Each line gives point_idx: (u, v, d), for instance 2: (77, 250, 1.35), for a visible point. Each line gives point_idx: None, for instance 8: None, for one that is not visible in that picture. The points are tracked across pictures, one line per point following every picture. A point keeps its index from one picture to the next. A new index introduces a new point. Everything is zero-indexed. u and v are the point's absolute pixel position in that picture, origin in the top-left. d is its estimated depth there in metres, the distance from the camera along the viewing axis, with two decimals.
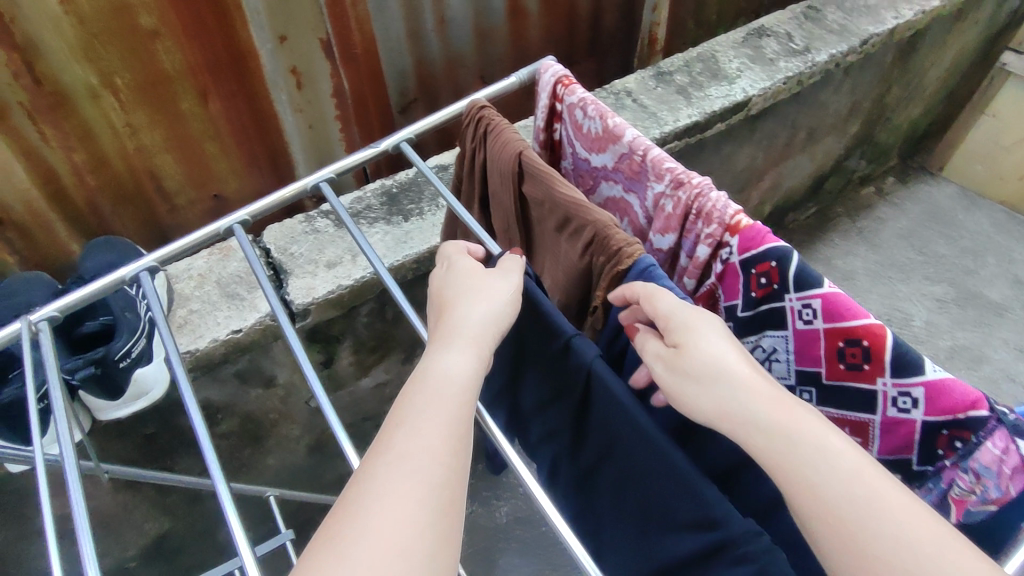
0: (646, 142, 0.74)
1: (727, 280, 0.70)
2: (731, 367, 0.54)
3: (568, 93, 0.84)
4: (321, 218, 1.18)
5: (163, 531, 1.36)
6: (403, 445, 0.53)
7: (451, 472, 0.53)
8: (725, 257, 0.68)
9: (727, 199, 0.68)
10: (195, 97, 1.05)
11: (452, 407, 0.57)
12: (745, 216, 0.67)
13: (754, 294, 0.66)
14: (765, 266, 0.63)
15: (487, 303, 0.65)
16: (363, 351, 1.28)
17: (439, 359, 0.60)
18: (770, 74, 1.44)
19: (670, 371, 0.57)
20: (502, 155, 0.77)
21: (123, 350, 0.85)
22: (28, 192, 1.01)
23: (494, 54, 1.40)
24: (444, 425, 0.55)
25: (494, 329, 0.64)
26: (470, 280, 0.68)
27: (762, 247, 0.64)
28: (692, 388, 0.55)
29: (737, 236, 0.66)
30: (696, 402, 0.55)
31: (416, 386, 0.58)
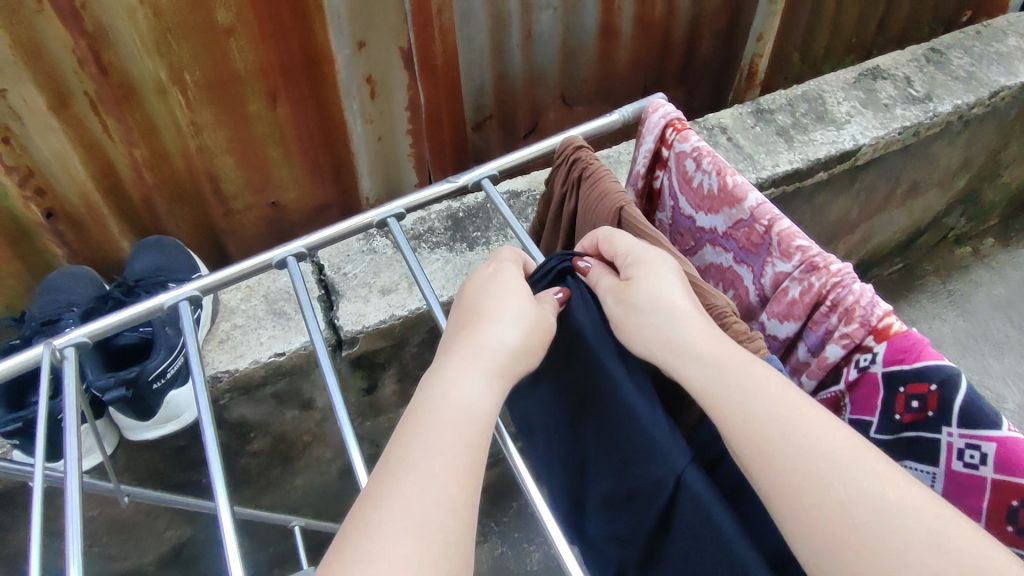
0: (773, 212, 0.70)
1: (860, 389, 0.66)
2: (674, 306, 0.59)
3: (680, 140, 0.80)
4: (380, 237, 1.10)
5: (183, 541, 1.29)
6: (410, 488, 0.49)
7: (459, 519, 0.49)
8: (863, 364, 0.64)
9: (873, 295, 0.63)
10: (264, 99, 0.99)
11: (464, 444, 0.53)
12: (898, 320, 0.62)
13: (898, 417, 0.63)
14: (921, 388, 0.59)
15: (514, 328, 0.60)
16: (407, 380, 1.19)
17: (455, 387, 0.56)
18: (883, 122, 1.30)
19: (618, 301, 0.62)
20: (599, 209, 0.73)
21: (157, 369, 0.80)
22: (84, 184, 0.96)
23: (578, 74, 1.30)
24: (455, 464, 0.51)
25: (519, 355, 0.59)
26: (500, 296, 0.62)
27: (917, 363, 0.59)
28: (642, 324, 0.60)
29: (885, 344, 0.62)
30: (641, 333, 0.60)
31: (430, 415, 0.54)
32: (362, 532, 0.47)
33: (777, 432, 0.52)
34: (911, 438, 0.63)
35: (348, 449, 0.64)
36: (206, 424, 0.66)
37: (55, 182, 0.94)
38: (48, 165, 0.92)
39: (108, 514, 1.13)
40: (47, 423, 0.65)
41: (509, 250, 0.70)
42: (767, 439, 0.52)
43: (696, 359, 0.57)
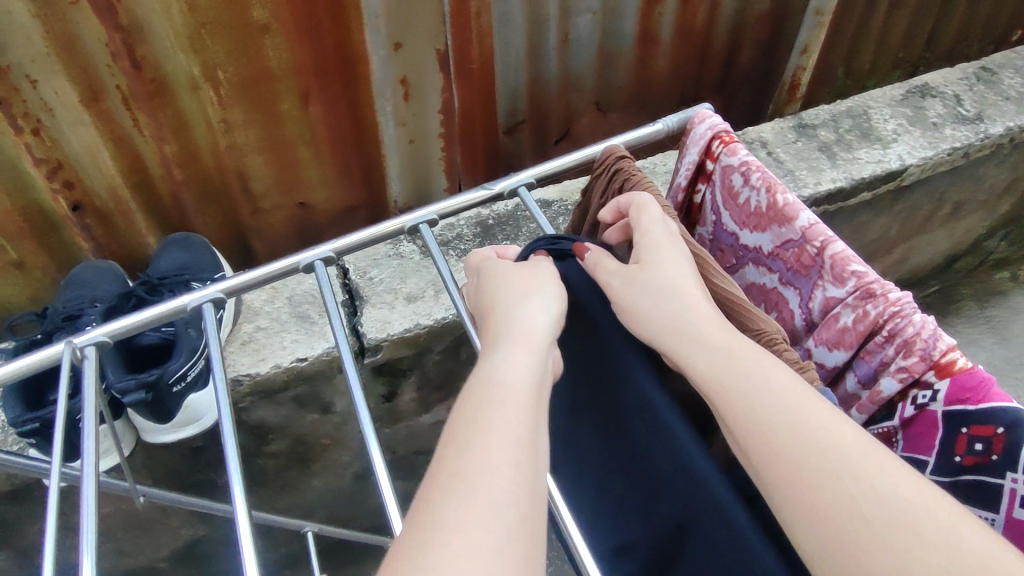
0: (827, 234, 0.67)
1: (916, 427, 0.62)
2: (682, 291, 0.58)
3: (727, 153, 0.77)
4: (407, 242, 1.08)
5: (196, 539, 1.27)
6: (463, 460, 0.46)
7: (519, 488, 0.45)
8: (921, 401, 0.61)
9: (935, 327, 0.59)
10: (296, 98, 0.97)
11: (513, 413, 0.49)
12: (962, 355, 0.58)
13: (959, 459, 0.59)
14: (987, 431, 0.55)
15: (530, 304, 0.59)
16: (428, 389, 1.17)
17: (489, 363, 0.54)
18: (932, 141, 1.25)
19: (626, 282, 0.61)
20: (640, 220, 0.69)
21: (178, 372, 0.79)
22: (113, 178, 0.95)
23: (614, 81, 1.26)
24: (506, 433, 0.48)
25: (546, 322, 0.58)
26: (512, 279, 0.62)
27: (984, 404, 0.55)
28: (649, 304, 0.59)
29: (947, 382, 0.58)
30: (648, 318, 0.58)
31: (470, 392, 0.52)
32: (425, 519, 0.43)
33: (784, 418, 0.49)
34: (972, 484, 0.59)
35: (367, 447, 0.63)
36: (226, 425, 0.64)
37: (85, 176, 0.93)
38: (78, 158, 0.91)
39: (121, 513, 1.11)
40: (64, 422, 0.64)
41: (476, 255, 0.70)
42: (771, 427, 0.49)
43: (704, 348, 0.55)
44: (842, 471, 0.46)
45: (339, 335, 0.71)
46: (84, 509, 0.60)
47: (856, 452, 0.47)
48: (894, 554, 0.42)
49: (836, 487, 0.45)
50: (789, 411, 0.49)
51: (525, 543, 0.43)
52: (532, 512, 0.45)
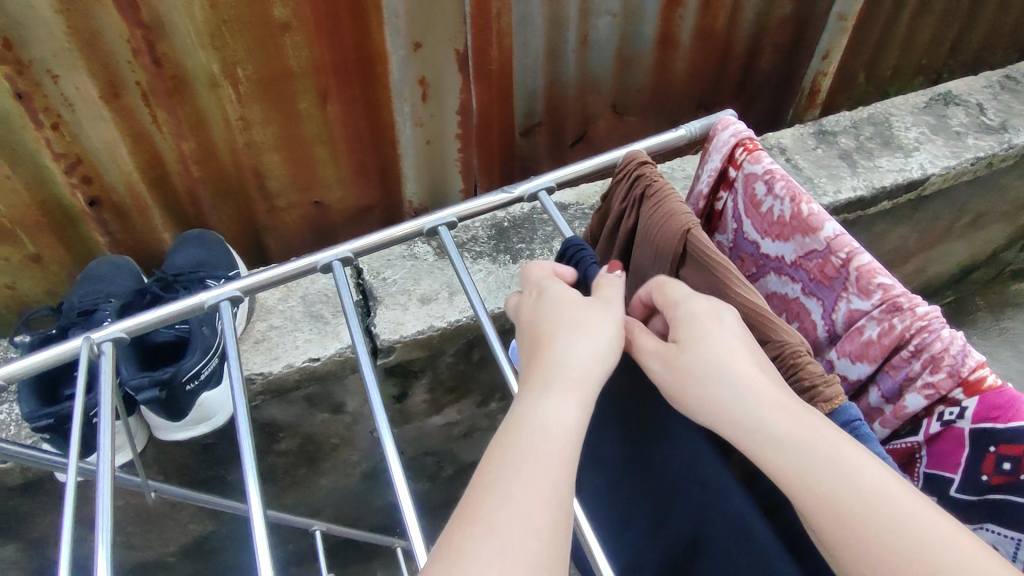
0: (853, 244, 0.65)
1: (942, 443, 0.62)
2: (730, 376, 0.52)
3: (750, 161, 0.75)
4: (422, 243, 1.07)
5: (205, 535, 1.27)
6: (499, 517, 0.46)
7: (556, 553, 0.45)
8: (947, 418, 0.60)
9: (964, 344, 0.58)
10: (314, 97, 0.96)
11: (557, 470, 0.49)
12: (991, 373, 0.57)
13: (985, 477, 0.59)
14: (1017, 450, 0.55)
15: (584, 344, 0.57)
16: (439, 391, 1.16)
17: (536, 408, 0.52)
18: (955, 151, 1.23)
19: (667, 370, 0.56)
20: (664, 229, 0.68)
21: (192, 370, 0.79)
22: (131, 174, 0.95)
23: (632, 84, 1.25)
24: (547, 492, 0.48)
25: (596, 373, 0.55)
26: (568, 322, 0.58)
27: (1014, 423, 0.55)
28: (692, 397, 0.54)
29: (976, 399, 0.57)
30: (693, 406, 0.54)
31: (514, 436, 0.51)
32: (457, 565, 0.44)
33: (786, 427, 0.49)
34: (998, 501, 0.60)
35: (382, 441, 0.63)
36: (243, 424, 0.64)
37: (103, 171, 0.93)
38: (97, 154, 0.91)
39: (132, 507, 1.11)
40: (82, 418, 0.64)
41: (536, 268, 0.67)
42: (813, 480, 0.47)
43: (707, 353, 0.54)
44: (842, 480, 0.46)
45: (356, 336, 0.71)
46: (100, 503, 0.60)
47: (859, 459, 0.47)
48: (895, 561, 0.43)
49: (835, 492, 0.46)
50: (791, 422, 0.49)
51: None
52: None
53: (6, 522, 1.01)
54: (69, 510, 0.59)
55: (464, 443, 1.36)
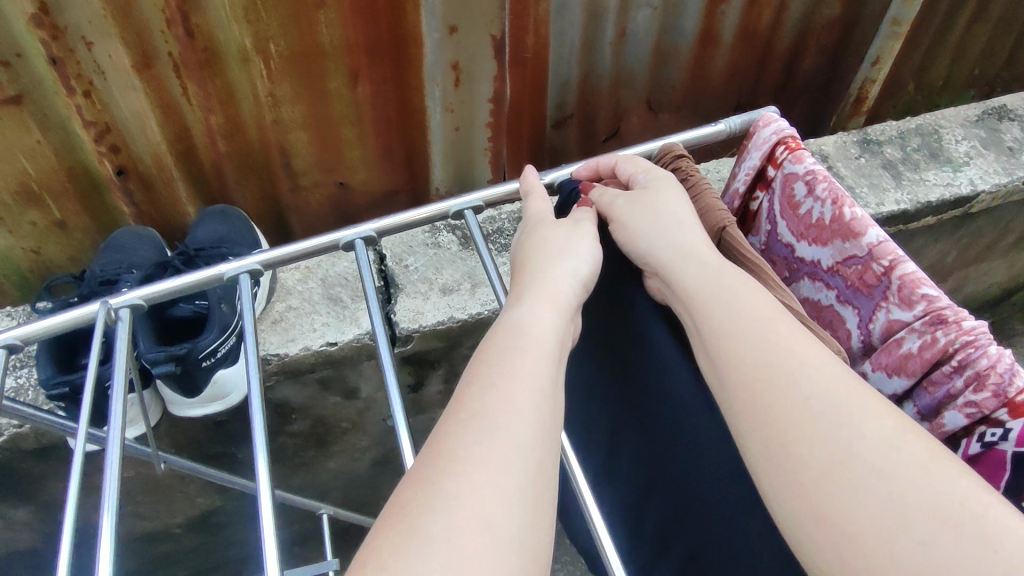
0: (896, 253, 0.62)
1: (980, 466, 0.58)
2: (679, 219, 0.65)
3: (792, 161, 0.72)
4: (447, 231, 1.05)
5: (212, 509, 1.27)
6: (486, 400, 0.50)
7: (539, 433, 0.49)
8: (988, 439, 0.57)
9: (1011, 360, 0.55)
10: (345, 77, 0.95)
11: (535, 363, 0.53)
12: None
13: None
14: None
15: (557, 265, 0.63)
16: (454, 382, 1.14)
17: (518, 315, 0.57)
18: (1006, 167, 1.17)
19: (635, 209, 0.67)
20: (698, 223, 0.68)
21: (208, 347, 0.78)
22: (158, 145, 0.94)
23: (668, 79, 1.21)
24: (528, 379, 0.52)
25: (576, 286, 0.62)
26: (557, 246, 0.65)
27: None
28: (646, 225, 0.65)
29: (1022, 422, 0.54)
30: (657, 239, 0.64)
31: (497, 338, 0.56)
32: (447, 450, 0.46)
33: (782, 386, 0.52)
34: None
35: (397, 432, 0.63)
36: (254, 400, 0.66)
37: (130, 140, 0.92)
38: (125, 123, 0.90)
39: (140, 479, 1.11)
40: (96, 384, 0.64)
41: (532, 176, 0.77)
42: (809, 423, 0.49)
43: (723, 305, 0.58)
44: (838, 419, 0.49)
45: (375, 322, 0.70)
46: (108, 472, 0.60)
47: (860, 403, 0.49)
48: (892, 500, 0.44)
49: (817, 466, 0.48)
50: (766, 315, 0.56)
51: (540, 485, 0.46)
52: (549, 460, 0.48)
53: (18, 484, 1.01)
54: (79, 478, 0.59)
55: None
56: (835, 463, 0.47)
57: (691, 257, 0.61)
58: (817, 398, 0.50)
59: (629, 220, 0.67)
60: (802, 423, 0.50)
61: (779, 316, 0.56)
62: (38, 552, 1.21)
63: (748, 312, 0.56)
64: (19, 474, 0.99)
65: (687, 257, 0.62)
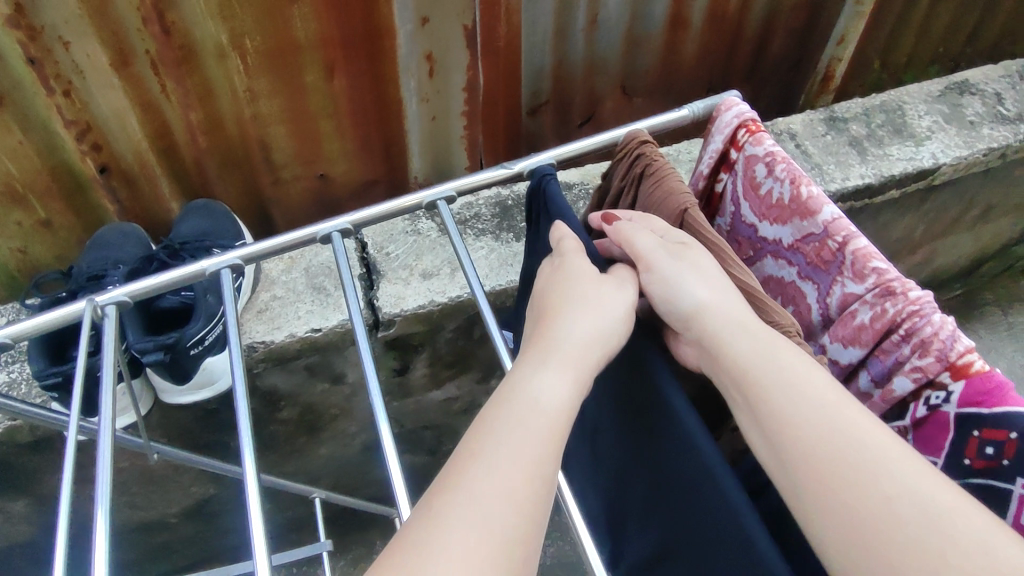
0: (849, 229, 0.66)
1: (926, 427, 0.61)
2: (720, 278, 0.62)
3: (752, 143, 0.76)
4: (426, 219, 1.08)
5: (207, 498, 1.30)
6: (481, 479, 0.49)
7: (528, 522, 0.49)
8: (934, 402, 0.59)
9: (954, 328, 0.58)
10: (321, 70, 0.97)
11: (539, 444, 0.52)
12: (979, 358, 0.56)
13: (969, 462, 0.57)
14: (1000, 435, 0.54)
15: (586, 316, 0.60)
16: (439, 365, 1.18)
17: (532, 382, 0.56)
18: (968, 140, 1.21)
19: (675, 260, 0.63)
20: (663, 207, 0.71)
21: (196, 337, 0.80)
22: (140, 143, 0.96)
23: (640, 64, 1.24)
24: (530, 461, 0.51)
25: (597, 350, 0.59)
26: (576, 300, 0.62)
27: (999, 407, 0.54)
28: (690, 278, 0.61)
29: (962, 383, 0.56)
30: (692, 288, 0.61)
31: (507, 405, 0.55)
32: (434, 527, 0.47)
33: (840, 453, 0.50)
34: (981, 488, 0.58)
35: (376, 420, 0.66)
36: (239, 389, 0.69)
37: (112, 139, 0.94)
38: (106, 122, 0.92)
39: (134, 469, 1.14)
40: (84, 378, 0.66)
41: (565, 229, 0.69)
42: (872, 494, 0.48)
43: (777, 373, 0.55)
44: (900, 487, 0.47)
45: (354, 313, 0.73)
46: (101, 461, 0.62)
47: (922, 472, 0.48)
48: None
49: (879, 537, 0.46)
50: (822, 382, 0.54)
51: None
52: (532, 549, 0.48)
53: (15, 477, 1.04)
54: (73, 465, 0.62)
55: (462, 418, 1.39)
56: (897, 532, 0.46)
57: (749, 336, 0.58)
58: (876, 464, 0.49)
59: (674, 288, 0.61)
60: (862, 489, 0.48)
61: (848, 400, 0.53)
62: (37, 544, 1.24)
63: (817, 401, 0.53)
64: (16, 467, 1.02)
65: (744, 337, 0.58)
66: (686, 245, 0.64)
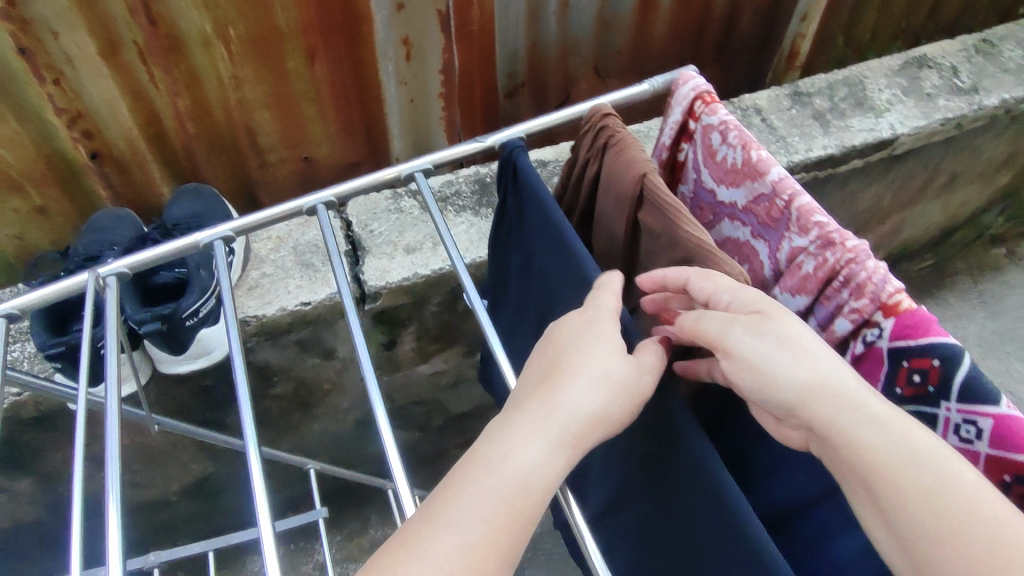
0: (795, 187, 0.69)
1: (863, 364, 0.65)
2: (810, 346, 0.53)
3: (708, 113, 0.80)
4: (408, 197, 1.13)
5: (206, 475, 1.35)
6: (442, 541, 0.48)
7: None
8: (869, 339, 0.64)
9: (885, 273, 0.63)
10: (302, 56, 1.01)
11: (510, 519, 0.50)
12: (908, 298, 0.61)
13: (899, 390, 0.63)
14: (924, 362, 0.59)
15: (597, 393, 0.56)
16: (426, 339, 1.23)
17: (523, 445, 0.53)
18: (925, 111, 1.27)
19: (758, 337, 0.54)
20: (623, 176, 0.72)
21: (191, 308, 0.85)
22: (130, 131, 1.01)
23: (612, 45, 1.28)
24: (496, 537, 0.49)
25: (594, 424, 0.55)
26: (584, 360, 0.57)
27: (925, 338, 0.59)
28: (776, 356, 0.53)
29: (892, 320, 0.61)
30: (785, 370, 0.52)
31: (489, 463, 0.52)
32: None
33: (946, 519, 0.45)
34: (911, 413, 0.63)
35: (370, 394, 0.71)
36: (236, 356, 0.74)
37: (103, 127, 0.99)
38: (97, 110, 0.96)
39: (134, 446, 1.19)
40: (90, 350, 0.71)
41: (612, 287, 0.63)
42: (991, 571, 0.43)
43: (872, 431, 0.49)
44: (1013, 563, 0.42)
45: (342, 286, 0.78)
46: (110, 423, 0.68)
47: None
48: None
49: None
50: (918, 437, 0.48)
51: None
52: None
53: (21, 455, 1.08)
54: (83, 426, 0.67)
55: (450, 393, 1.44)
56: None
57: (869, 421, 0.49)
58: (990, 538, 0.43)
59: (761, 366, 0.53)
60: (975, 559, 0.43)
61: (957, 464, 0.47)
62: (42, 525, 1.28)
63: (963, 504, 0.45)
64: (21, 445, 1.06)
65: (865, 421, 0.49)
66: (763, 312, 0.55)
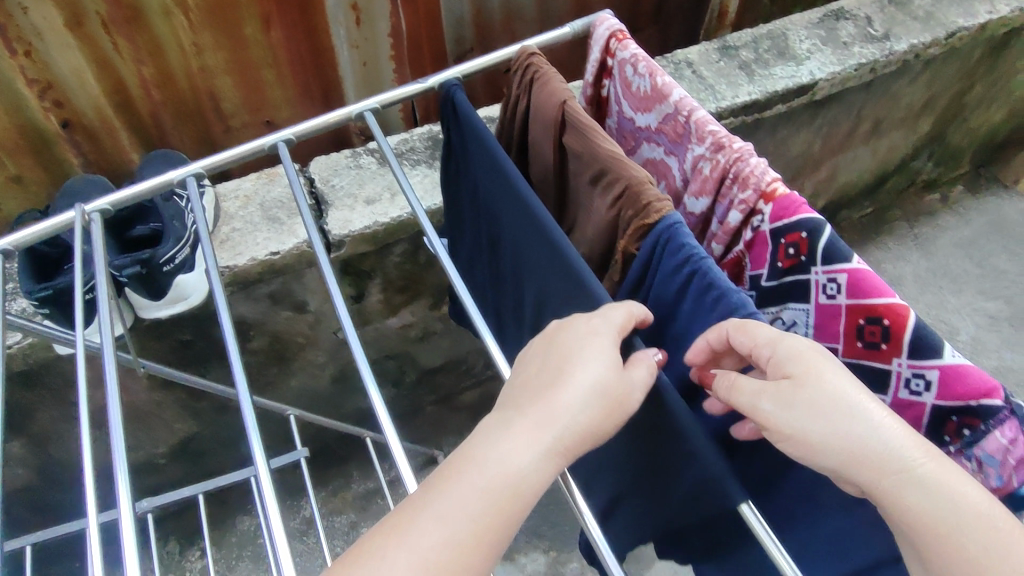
0: (692, 105, 0.76)
1: (754, 248, 0.71)
2: (850, 403, 0.50)
3: (621, 49, 0.88)
4: (366, 154, 1.21)
5: (190, 435, 1.42)
6: (427, 531, 0.48)
7: None
8: (756, 225, 0.69)
9: (766, 166, 0.69)
10: (258, 22, 1.08)
11: (494, 523, 0.49)
12: (783, 185, 0.67)
13: (780, 264, 0.68)
14: (795, 236, 0.64)
15: (593, 407, 0.54)
16: (392, 290, 1.31)
17: (515, 453, 0.52)
18: (841, 57, 1.38)
19: (792, 407, 0.51)
20: (548, 103, 0.79)
21: (167, 255, 0.92)
22: (98, 99, 1.07)
23: (553, 8, 1.36)
24: (478, 538, 0.48)
25: (585, 439, 0.53)
26: (585, 369, 0.55)
27: (795, 216, 0.64)
28: (812, 428, 0.50)
29: (770, 205, 0.67)
30: (826, 442, 0.50)
31: (482, 465, 0.51)
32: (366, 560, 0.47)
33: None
34: (790, 284, 0.68)
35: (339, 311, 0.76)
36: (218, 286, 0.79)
37: (73, 97, 1.05)
38: (66, 81, 1.02)
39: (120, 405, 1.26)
40: (83, 293, 0.75)
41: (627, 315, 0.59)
42: None
43: (919, 490, 0.46)
44: None
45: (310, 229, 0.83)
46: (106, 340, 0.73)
47: None
48: None
49: None
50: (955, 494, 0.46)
51: None
52: None
53: (12, 415, 1.15)
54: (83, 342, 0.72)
55: (420, 346, 1.52)
56: None
57: (913, 480, 0.47)
58: None
59: (802, 436, 0.51)
60: None
61: (994, 523, 0.45)
62: (35, 489, 1.35)
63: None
64: (13, 404, 1.13)
65: (911, 483, 0.47)
66: (797, 377, 0.52)
